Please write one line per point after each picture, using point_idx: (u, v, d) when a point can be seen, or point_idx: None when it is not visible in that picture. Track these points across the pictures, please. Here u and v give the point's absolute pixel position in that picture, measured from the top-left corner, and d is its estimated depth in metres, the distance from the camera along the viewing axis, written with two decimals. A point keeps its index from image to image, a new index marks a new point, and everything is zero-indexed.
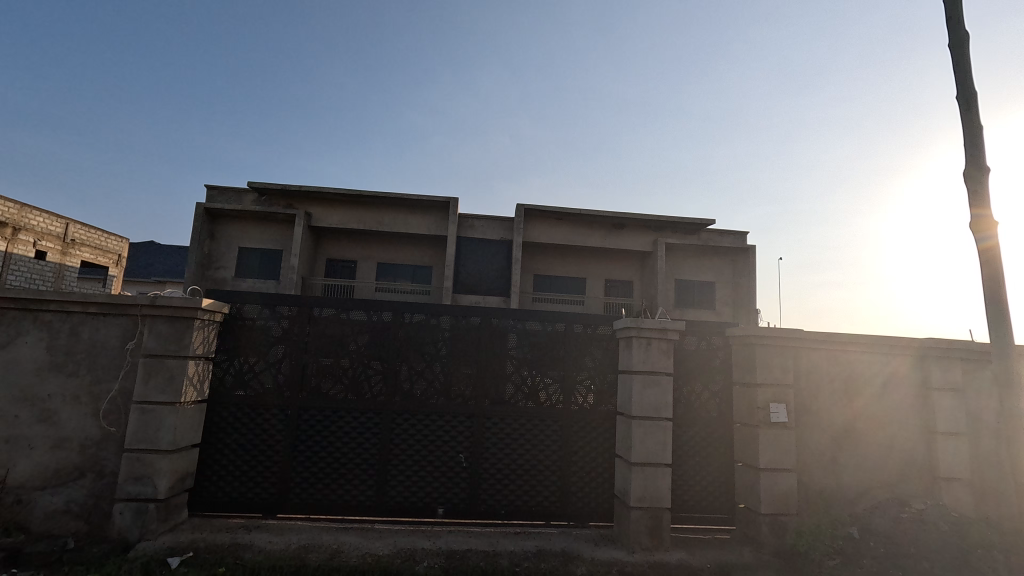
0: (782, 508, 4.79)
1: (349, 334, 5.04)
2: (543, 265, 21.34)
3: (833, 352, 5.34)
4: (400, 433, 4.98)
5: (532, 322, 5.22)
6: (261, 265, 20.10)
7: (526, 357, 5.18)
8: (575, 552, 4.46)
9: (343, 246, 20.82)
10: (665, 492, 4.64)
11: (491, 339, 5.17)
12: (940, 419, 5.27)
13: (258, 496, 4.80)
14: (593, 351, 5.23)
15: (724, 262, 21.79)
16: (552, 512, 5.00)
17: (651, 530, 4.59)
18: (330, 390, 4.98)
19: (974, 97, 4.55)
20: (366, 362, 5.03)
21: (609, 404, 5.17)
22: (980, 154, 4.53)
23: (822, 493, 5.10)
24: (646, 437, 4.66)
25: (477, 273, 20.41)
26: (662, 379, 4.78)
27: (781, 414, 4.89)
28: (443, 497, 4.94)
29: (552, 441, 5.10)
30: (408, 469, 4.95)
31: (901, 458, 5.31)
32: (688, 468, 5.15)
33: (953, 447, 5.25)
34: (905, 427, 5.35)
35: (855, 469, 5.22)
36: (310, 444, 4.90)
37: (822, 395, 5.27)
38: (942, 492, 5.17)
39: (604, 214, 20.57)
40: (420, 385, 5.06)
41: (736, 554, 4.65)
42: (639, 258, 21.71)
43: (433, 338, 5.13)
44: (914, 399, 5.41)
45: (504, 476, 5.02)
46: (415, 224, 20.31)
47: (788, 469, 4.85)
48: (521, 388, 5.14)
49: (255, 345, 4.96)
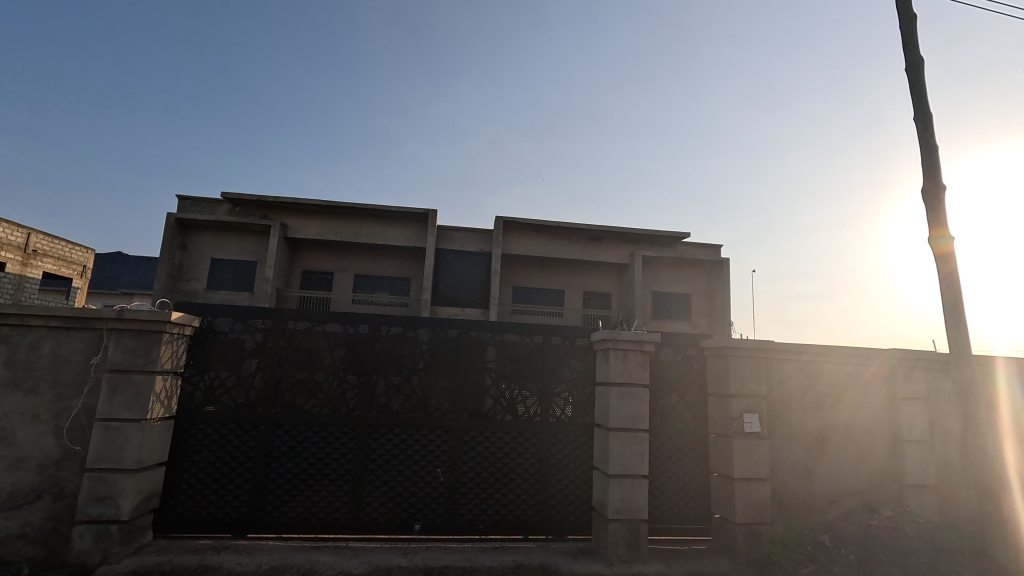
0: (757, 517, 4.85)
1: (324, 347, 4.98)
2: (522, 276, 21.40)
3: (804, 363, 5.48)
4: (377, 448, 4.90)
5: (510, 334, 5.23)
6: (235, 277, 19.65)
7: (505, 369, 5.18)
8: (554, 566, 4.42)
9: (319, 258, 20.52)
10: (643, 503, 4.67)
11: (470, 352, 5.15)
12: (906, 427, 5.44)
13: (228, 515, 4.66)
14: (571, 363, 5.27)
15: (699, 274, 22.20)
16: (531, 525, 4.97)
17: (629, 542, 4.60)
18: (304, 405, 4.88)
19: (929, 118, 5.13)
20: (342, 375, 4.96)
21: (587, 415, 5.20)
22: (936, 169, 5.07)
23: (794, 500, 5.20)
24: (624, 448, 4.69)
25: (456, 285, 20.34)
26: (638, 391, 4.82)
27: (754, 424, 4.97)
28: (421, 513, 4.87)
29: (530, 453, 5.08)
30: (384, 486, 4.86)
31: (870, 466, 5.45)
32: (665, 478, 5.19)
33: (918, 454, 5.41)
34: (873, 436, 5.50)
35: (827, 476, 5.34)
36: (283, 461, 4.79)
37: (794, 404, 5.40)
38: (909, 499, 5.32)
39: (581, 227, 20.81)
40: (397, 399, 5.00)
41: (713, 564, 4.69)
42: (616, 271, 21.96)
43: (411, 351, 5.09)
44: (881, 407, 5.58)
45: (483, 491, 4.97)
46: (394, 235, 20.19)
47: (762, 478, 4.92)
48: (499, 401, 5.12)
49: (226, 359, 4.85)
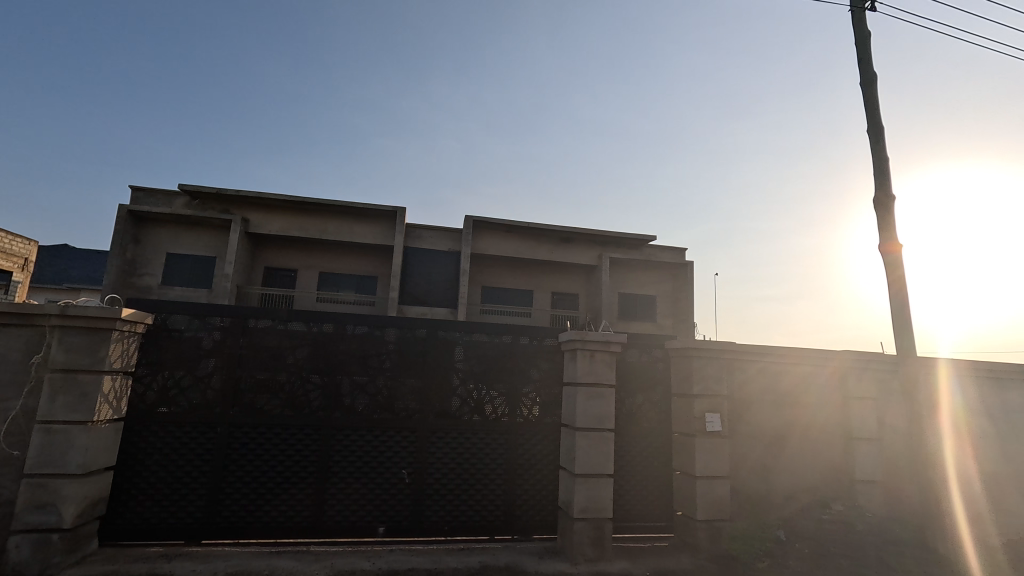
0: (717, 514, 4.98)
1: (287, 346, 4.84)
2: (491, 276, 21.33)
3: (763, 364, 5.65)
4: (341, 449, 4.79)
5: (479, 334, 5.21)
6: (192, 272, 18.89)
7: (473, 369, 5.15)
8: (520, 567, 4.42)
9: (282, 254, 19.93)
10: (607, 502, 4.73)
11: (438, 352, 5.10)
12: (857, 425, 5.70)
13: (181, 521, 4.47)
14: (539, 363, 5.29)
15: (665, 277, 22.67)
16: (497, 526, 4.96)
17: (594, 541, 4.65)
18: (264, 406, 4.73)
19: (881, 131, 5.41)
20: (306, 375, 4.84)
21: (554, 415, 5.23)
22: (886, 180, 5.34)
23: (752, 497, 5.38)
24: (590, 448, 4.74)
25: (424, 284, 20.12)
26: (604, 391, 4.88)
27: (715, 423, 5.10)
28: (385, 516, 4.79)
29: (497, 454, 5.06)
30: (347, 488, 4.75)
31: (823, 464, 5.68)
32: (630, 477, 5.27)
33: (867, 451, 5.68)
34: (827, 434, 5.74)
35: (783, 473, 5.53)
36: (241, 464, 4.62)
37: (753, 404, 5.58)
38: (857, 493, 5.58)
39: (550, 228, 20.95)
40: (362, 399, 4.91)
41: (675, 561, 4.78)
42: (584, 272, 22.19)
43: (377, 351, 5.00)
44: (834, 406, 5.82)
45: (449, 492, 4.93)
46: (362, 232, 19.82)
47: (723, 476, 5.06)
48: (466, 402, 5.09)
49: (182, 358, 4.65)
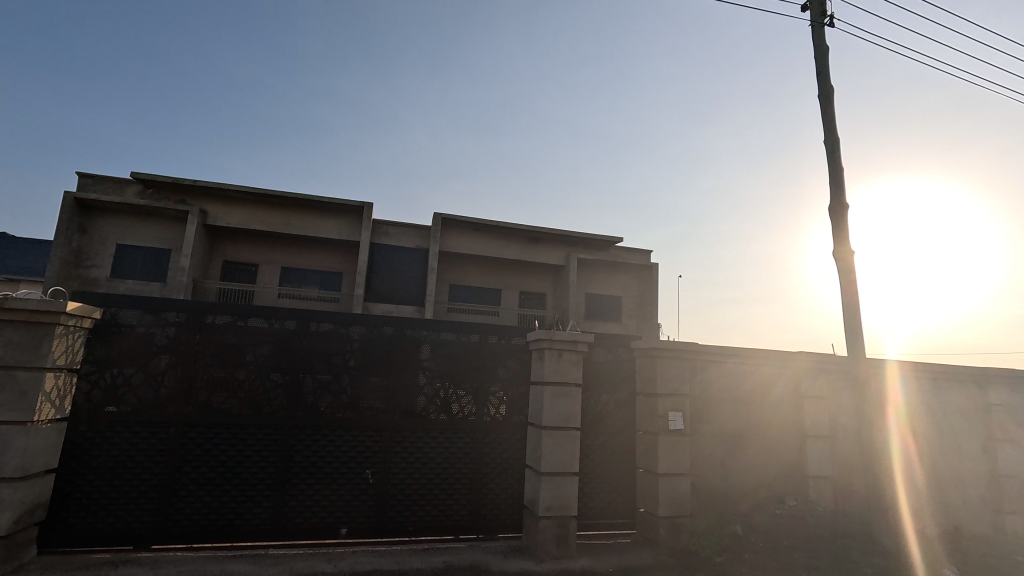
0: (678, 510, 5.11)
1: (247, 343, 4.68)
2: (459, 274, 21.20)
3: (724, 364, 5.82)
4: (302, 450, 4.67)
5: (446, 333, 5.17)
6: (144, 265, 18.03)
7: (441, 368, 5.11)
8: (484, 566, 4.42)
9: (242, 248, 19.26)
10: (572, 500, 4.78)
11: (404, 350, 5.04)
12: (810, 423, 5.95)
13: (130, 526, 4.26)
14: (507, 362, 5.29)
15: (630, 278, 23.08)
16: (462, 525, 4.94)
17: (559, 538, 4.69)
18: (222, 404, 4.56)
19: (836, 143, 5.67)
20: (266, 373, 4.69)
21: (521, 414, 5.25)
22: (840, 189, 5.60)
23: (711, 493, 5.54)
24: (556, 447, 4.78)
25: (391, 281, 19.83)
26: (571, 390, 4.93)
27: (678, 422, 5.23)
28: (348, 517, 4.69)
29: (463, 453, 5.04)
30: (308, 489, 4.63)
31: (777, 460, 5.90)
32: (594, 476, 5.34)
33: (819, 448, 5.93)
34: (782, 431, 5.97)
35: (740, 470, 5.73)
36: (195, 465, 4.44)
37: (713, 403, 5.74)
38: (809, 488, 5.83)
39: (519, 227, 21.01)
40: (325, 398, 4.80)
41: (637, 556, 4.87)
42: (552, 272, 22.36)
43: (342, 348, 4.89)
44: (788, 405, 6.05)
45: (414, 492, 4.87)
46: (327, 227, 19.37)
47: (684, 473, 5.19)
48: (433, 401, 5.05)
49: (133, 355, 4.43)
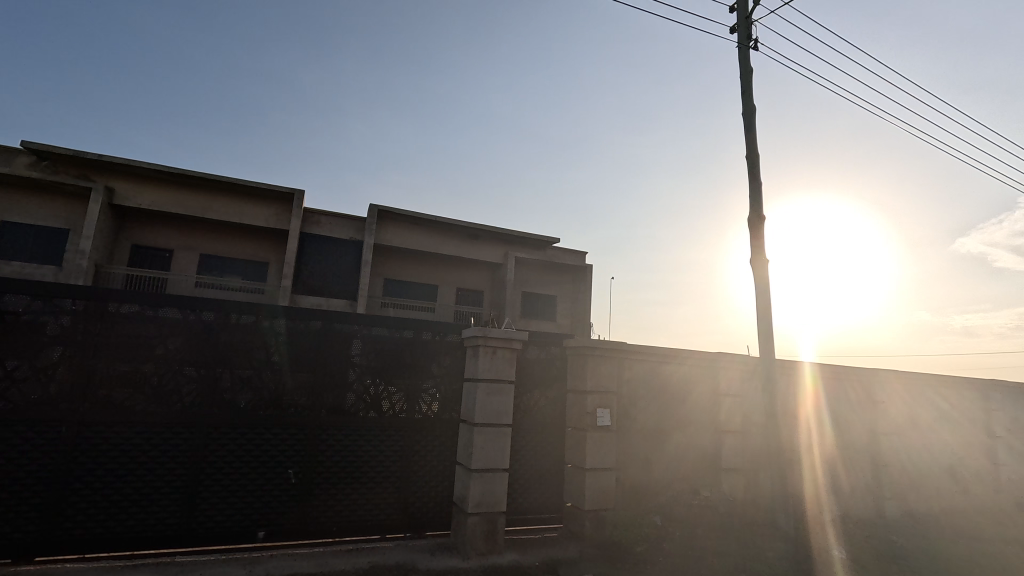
0: (602, 503, 5.29)
1: (156, 335, 4.32)
2: (394, 268, 20.71)
3: (649, 363, 6.08)
4: (216, 450, 4.38)
5: (379, 328, 5.04)
6: (35, 246, 16.13)
7: (371, 364, 4.98)
8: (410, 565, 4.36)
9: (155, 231, 17.73)
10: (501, 496, 4.82)
11: (333, 345, 4.85)
12: (725, 419, 6.40)
13: (8, 537, 3.80)
14: (440, 359, 5.24)
15: (566, 278, 23.60)
16: (389, 525, 4.84)
17: (487, 534, 4.72)
18: (124, 401, 4.18)
19: (756, 158, 6.09)
20: (178, 368, 4.35)
21: (453, 411, 5.22)
22: (758, 202, 6.01)
23: (633, 486, 5.79)
24: (487, 443, 4.80)
25: (322, 273, 19.01)
26: (504, 387, 4.97)
27: (605, 418, 5.41)
28: (266, 519, 4.46)
29: (392, 451, 4.93)
30: (222, 492, 4.35)
31: (695, 454, 6.26)
32: (524, 472, 5.42)
33: (731, 443, 6.37)
34: (699, 427, 6.34)
35: (661, 464, 6.02)
36: (91, 468, 4.03)
37: (639, 400, 6.00)
38: (721, 480, 6.26)
39: (458, 223, 20.85)
40: (244, 395, 4.53)
41: (562, 550, 5.00)
42: (490, 269, 22.39)
43: (265, 342, 4.64)
44: (706, 402, 6.44)
45: (338, 492, 4.71)
46: (252, 213, 18.25)
47: (608, 468, 5.38)
48: (362, 397, 4.90)
49: (17, 346, 3.95)
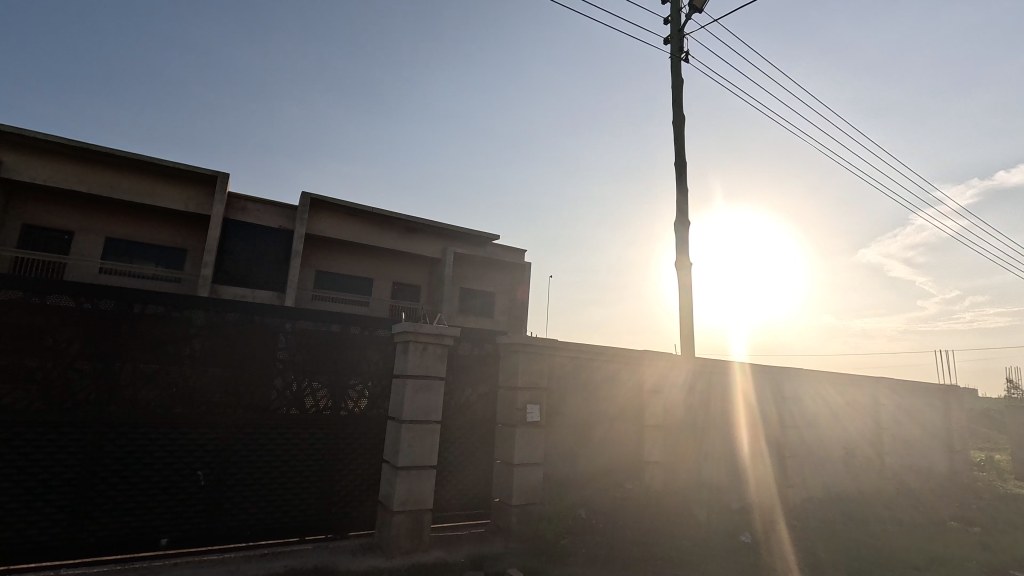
0: (530, 498, 5.35)
1: (44, 325, 3.89)
2: (327, 260, 19.89)
3: (579, 361, 6.23)
4: (114, 451, 4.01)
5: (303, 321, 4.82)
6: None
7: (295, 358, 4.75)
8: (330, 566, 4.20)
9: (51, 210, 15.98)
10: (428, 493, 4.77)
11: (252, 339, 4.58)
12: (649, 415, 6.69)
13: None
14: (369, 354, 5.09)
15: (504, 275, 23.71)
16: (309, 526, 4.65)
17: (412, 532, 4.65)
18: (3, 398, 3.73)
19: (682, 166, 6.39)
20: (70, 361, 3.95)
21: (381, 408, 5.10)
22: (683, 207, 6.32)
23: (560, 481, 5.91)
24: (415, 440, 4.72)
25: (246, 262, 17.91)
26: (434, 383, 4.91)
27: (534, 414, 5.48)
28: (171, 525, 4.14)
29: (314, 450, 4.74)
30: (120, 496, 4.00)
31: (620, 448, 6.50)
32: (452, 469, 5.39)
33: (653, 436, 6.66)
34: (624, 422, 6.58)
35: (588, 459, 6.20)
36: None
37: (568, 396, 6.13)
38: (643, 472, 6.54)
39: (395, 216, 20.37)
40: (149, 391, 4.18)
41: (488, 545, 5.01)
42: (428, 264, 22.07)
43: (174, 334, 4.30)
44: (632, 398, 6.69)
45: (254, 493, 4.46)
46: (169, 195, 16.90)
47: (536, 463, 5.46)
48: (283, 394, 4.67)
49: None
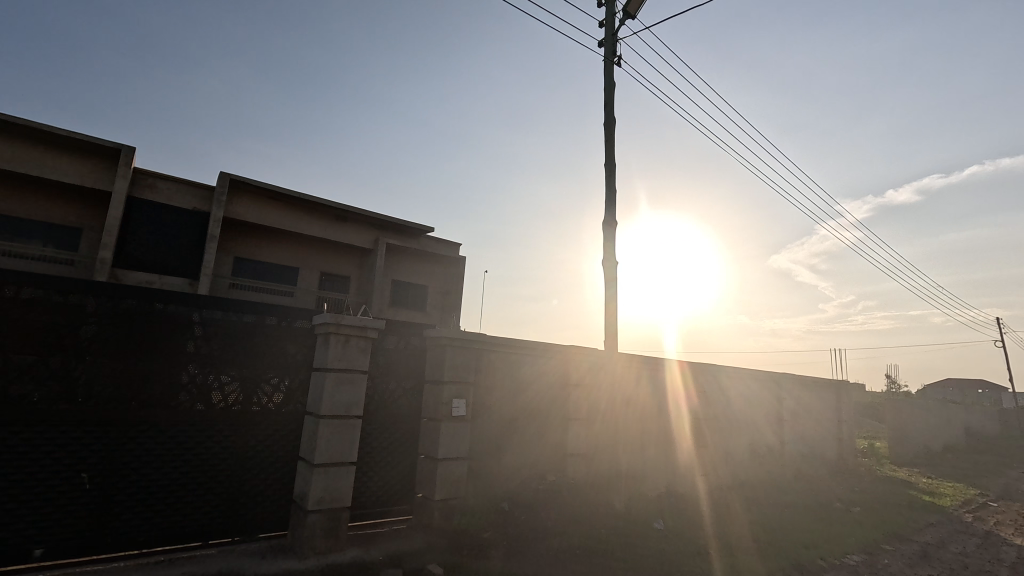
0: (453, 492, 5.32)
1: None
2: (248, 247, 18.69)
3: (508, 355, 6.25)
4: None
5: (213, 311, 4.47)
6: None
7: (202, 350, 4.41)
8: (236, 571, 3.96)
9: None
10: (346, 491, 4.61)
11: (153, 328, 4.20)
12: (574, 409, 6.85)
13: None
14: (287, 347, 4.82)
15: (438, 268, 23.41)
16: (213, 529, 4.35)
17: (327, 532, 4.47)
18: None
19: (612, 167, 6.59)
20: None
21: (298, 403, 4.86)
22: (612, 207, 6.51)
23: (484, 474, 5.94)
24: (333, 436, 4.54)
25: (154, 245, 16.42)
26: (356, 377, 4.74)
27: (460, 408, 5.45)
28: (47, 533, 3.72)
29: (222, 448, 4.43)
30: None
31: (545, 441, 6.63)
32: (373, 465, 5.24)
33: (577, 430, 6.84)
34: (550, 416, 6.73)
35: (513, 452, 6.27)
36: None
37: (495, 391, 6.15)
38: (567, 465, 6.69)
39: (325, 203, 19.50)
40: (24, 384, 3.72)
41: (409, 542, 4.93)
42: (359, 254, 21.34)
43: (58, 322, 3.85)
44: (558, 392, 6.83)
45: (151, 496, 4.10)
46: (61, 166, 15.17)
47: (461, 457, 5.43)
48: (187, 388, 4.32)
49: None
